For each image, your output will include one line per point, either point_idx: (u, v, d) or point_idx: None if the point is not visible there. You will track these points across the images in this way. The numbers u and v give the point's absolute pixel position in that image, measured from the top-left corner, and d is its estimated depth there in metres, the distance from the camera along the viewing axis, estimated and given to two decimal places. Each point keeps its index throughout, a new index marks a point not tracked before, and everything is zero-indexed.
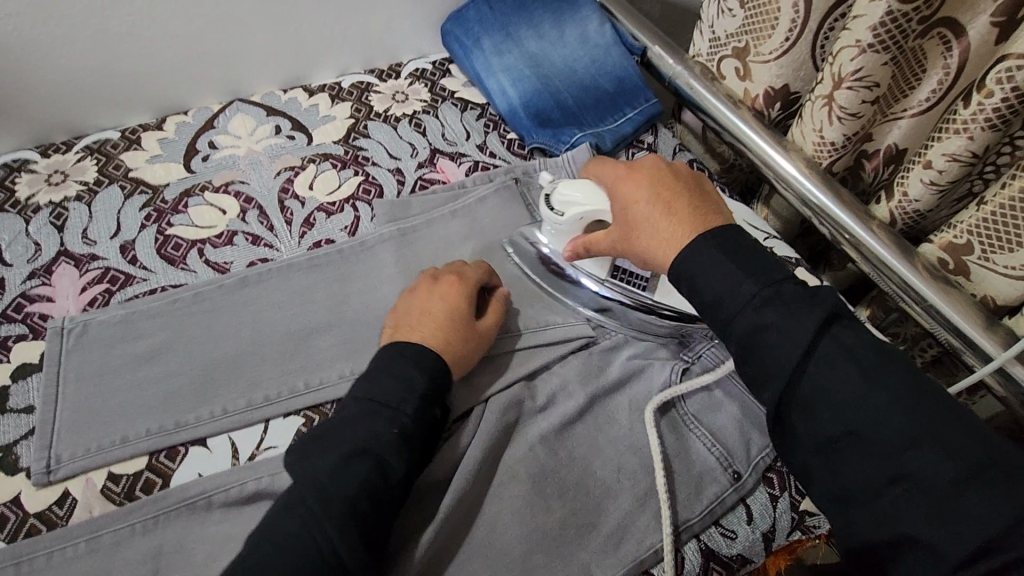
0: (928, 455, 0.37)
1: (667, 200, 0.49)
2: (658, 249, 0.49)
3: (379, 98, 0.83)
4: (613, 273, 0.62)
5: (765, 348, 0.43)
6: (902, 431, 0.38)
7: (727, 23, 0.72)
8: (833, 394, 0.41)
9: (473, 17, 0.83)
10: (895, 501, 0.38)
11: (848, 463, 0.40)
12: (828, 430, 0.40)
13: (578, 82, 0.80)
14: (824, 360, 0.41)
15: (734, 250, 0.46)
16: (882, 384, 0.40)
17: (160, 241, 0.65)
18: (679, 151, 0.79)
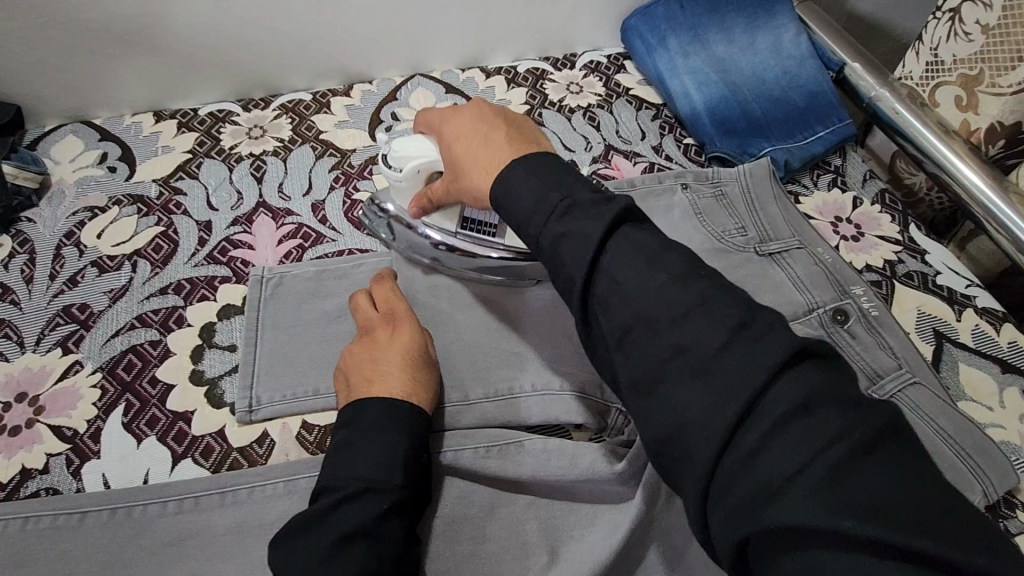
0: (727, 345, 0.33)
1: (481, 130, 0.48)
2: (484, 164, 0.46)
3: (553, 87, 0.83)
4: (463, 224, 0.58)
5: (628, 283, 0.37)
6: (696, 327, 0.34)
7: (957, 48, 0.67)
8: (664, 314, 0.36)
9: (661, 13, 0.81)
10: (699, 397, 0.33)
11: (672, 375, 0.34)
12: (657, 348, 0.35)
13: (767, 94, 0.76)
14: (620, 264, 0.37)
15: (550, 171, 0.43)
16: (676, 282, 0.36)
17: (347, 205, 0.67)
18: (870, 178, 0.74)
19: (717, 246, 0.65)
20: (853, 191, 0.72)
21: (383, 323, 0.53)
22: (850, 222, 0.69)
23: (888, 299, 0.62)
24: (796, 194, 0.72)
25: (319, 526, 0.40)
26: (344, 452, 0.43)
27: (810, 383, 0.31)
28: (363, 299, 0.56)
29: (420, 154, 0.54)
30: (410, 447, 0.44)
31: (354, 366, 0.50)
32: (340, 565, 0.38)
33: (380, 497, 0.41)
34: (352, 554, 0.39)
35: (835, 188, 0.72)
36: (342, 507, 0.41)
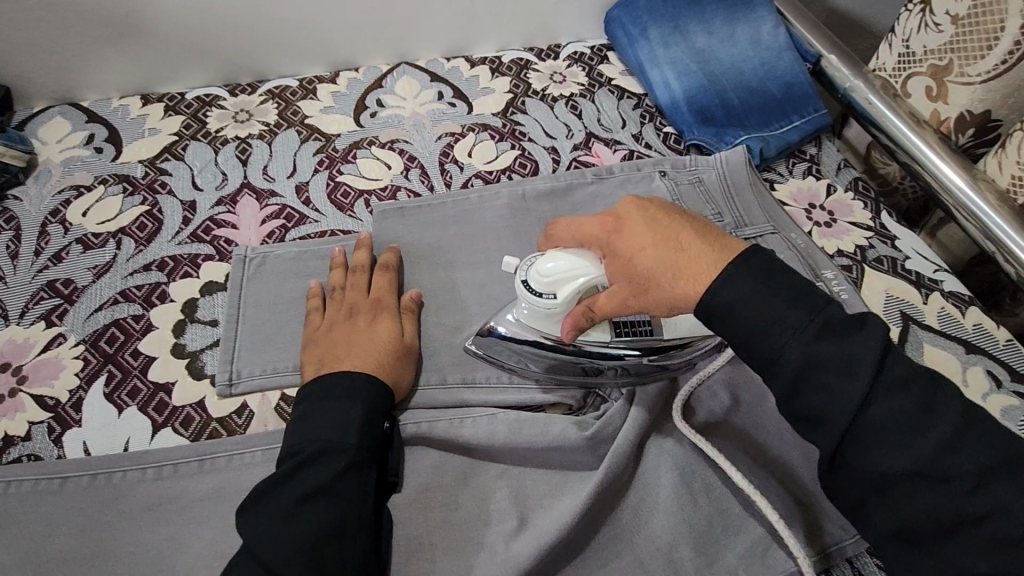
0: (999, 492, 0.34)
1: (671, 240, 0.42)
2: (693, 275, 0.40)
3: (537, 76, 0.84)
4: (617, 329, 0.54)
5: (823, 384, 0.37)
6: (971, 472, 0.34)
7: (928, 39, 0.68)
8: (898, 431, 0.35)
9: (643, 5, 0.82)
10: (972, 545, 0.34)
11: (915, 504, 0.35)
12: (893, 468, 0.35)
13: (744, 84, 0.78)
14: (887, 393, 0.36)
15: (776, 278, 0.39)
16: (942, 417, 0.35)
17: (330, 187, 0.68)
18: (844, 167, 0.75)
19: None
20: (827, 179, 0.74)
21: (364, 305, 0.55)
22: (824, 208, 0.71)
23: (858, 283, 0.64)
24: (772, 181, 0.74)
25: (284, 485, 0.41)
26: (311, 420, 0.45)
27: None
28: (346, 279, 0.57)
29: (576, 272, 0.47)
30: (367, 414, 0.46)
31: (332, 343, 0.51)
32: (305, 518, 0.40)
33: (343, 459, 0.43)
34: (317, 511, 0.40)
35: (809, 176, 0.74)
36: (305, 468, 0.42)
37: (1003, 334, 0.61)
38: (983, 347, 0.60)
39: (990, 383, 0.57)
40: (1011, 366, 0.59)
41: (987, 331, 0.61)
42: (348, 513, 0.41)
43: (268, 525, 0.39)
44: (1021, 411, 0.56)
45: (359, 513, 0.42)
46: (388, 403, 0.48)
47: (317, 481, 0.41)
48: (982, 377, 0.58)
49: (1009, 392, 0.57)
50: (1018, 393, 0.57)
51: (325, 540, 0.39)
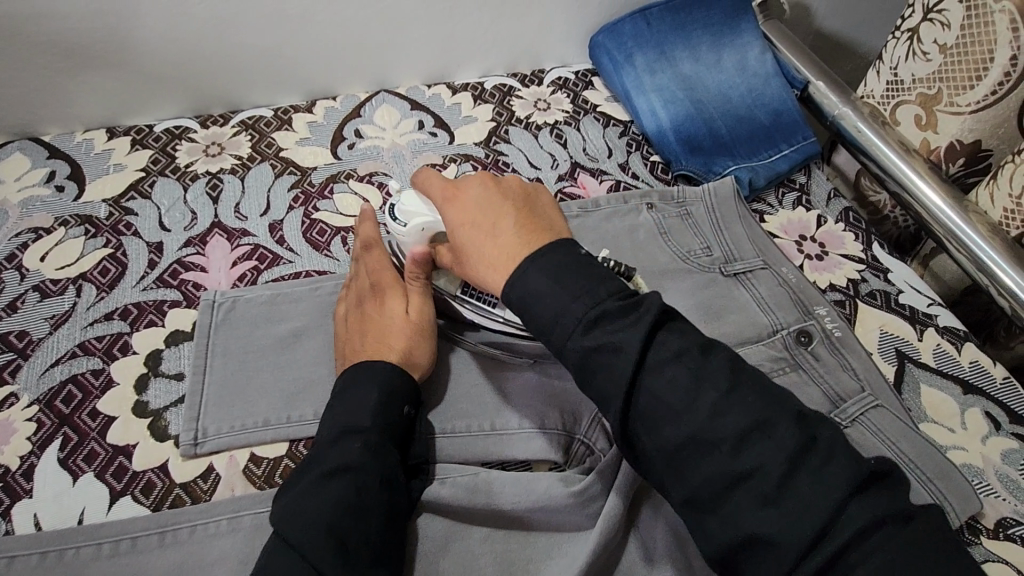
0: (759, 449, 0.34)
1: (488, 216, 0.43)
2: (499, 257, 0.42)
3: (521, 103, 0.82)
4: (462, 289, 0.55)
5: (604, 365, 0.38)
6: (754, 448, 0.35)
7: (916, 67, 0.67)
8: (670, 403, 0.36)
9: (628, 30, 0.81)
10: (743, 501, 0.34)
11: (694, 465, 0.36)
12: (677, 434, 0.36)
13: (732, 111, 0.77)
14: (701, 369, 0.37)
15: (577, 269, 0.40)
16: (734, 391, 0.36)
17: (305, 225, 0.66)
18: (834, 196, 0.74)
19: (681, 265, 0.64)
20: (817, 210, 0.72)
21: (380, 297, 0.55)
22: (815, 240, 0.69)
23: (851, 319, 0.62)
24: (761, 213, 0.72)
25: (305, 472, 0.43)
26: (333, 403, 0.47)
27: (871, 509, 0.32)
28: (355, 271, 0.57)
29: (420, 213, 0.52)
30: (383, 394, 0.47)
31: (358, 335, 0.52)
32: (327, 493, 0.40)
33: (369, 441, 0.44)
34: (339, 486, 0.41)
35: (799, 206, 0.72)
36: (332, 448, 0.43)
37: (1000, 371, 0.59)
38: (980, 386, 0.58)
39: (989, 425, 0.56)
40: (1009, 405, 0.57)
41: (984, 369, 0.59)
42: (372, 490, 0.42)
43: (290, 504, 0.40)
44: (1021, 455, 0.54)
45: (382, 495, 0.42)
46: (407, 382, 0.49)
47: (342, 460, 0.42)
48: (982, 420, 0.56)
49: (1009, 435, 0.55)
50: (1018, 435, 0.55)
51: (344, 518, 0.40)
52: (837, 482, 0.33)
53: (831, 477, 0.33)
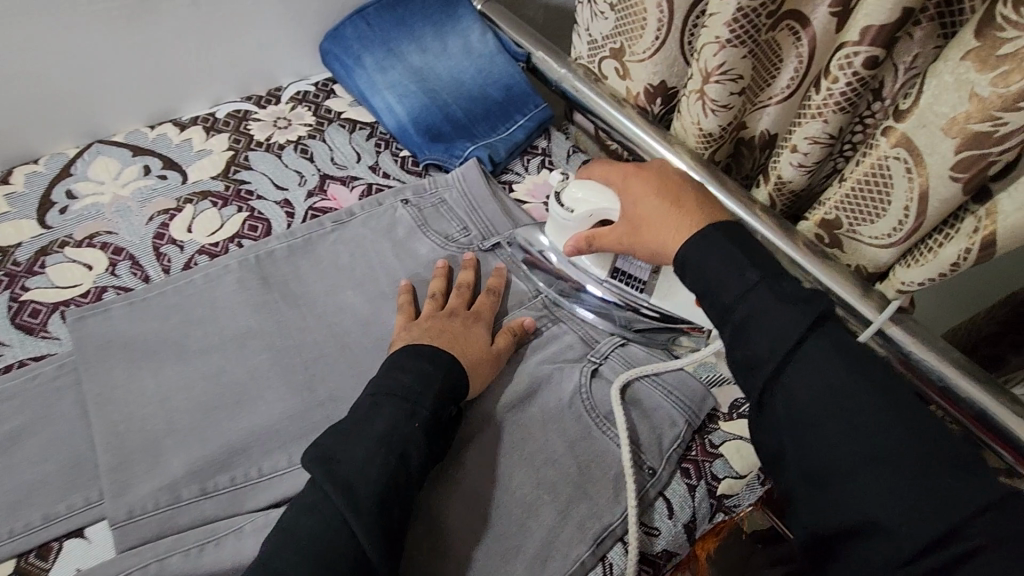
0: (890, 443, 0.39)
1: (667, 195, 0.53)
2: (670, 232, 0.51)
3: (259, 126, 0.79)
4: (613, 273, 0.62)
5: (760, 329, 0.44)
6: (900, 452, 0.39)
7: (601, 26, 0.74)
8: (814, 382, 0.42)
9: (351, 34, 0.81)
10: (870, 486, 0.39)
11: (817, 441, 0.41)
12: (806, 407, 0.42)
13: (466, 93, 0.80)
14: (871, 374, 0.42)
15: (741, 239, 0.48)
16: (886, 395, 0.41)
17: (14, 309, 0.58)
18: (573, 154, 0.80)
19: (440, 252, 0.67)
20: (559, 169, 0.78)
21: (465, 316, 0.59)
22: None
23: None
24: (510, 182, 0.77)
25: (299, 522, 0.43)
26: (401, 374, 0.50)
27: (1001, 527, 0.36)
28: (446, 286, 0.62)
29: (599, 196, 0.60)
30: (444, 382, 0.51)
31: (436, 333, 0.56)
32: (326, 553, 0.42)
33: (410, 430, 0.48)
34: (378, 466, 0.45)
35: (543, 170, 0.78)
36: (363, 440, 0.46)
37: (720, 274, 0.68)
38: None
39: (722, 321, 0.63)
40: None
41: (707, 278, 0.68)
42: (405, 472, 0.46)
43: (334, 469, 0.45)
44: None
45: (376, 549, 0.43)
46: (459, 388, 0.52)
47: (385, 438, 0.47)
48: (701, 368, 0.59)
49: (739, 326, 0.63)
50: None
51: (379, 500, 0.44)
52: (961, 500, 0.37)
53: (957, 492, 0.37)
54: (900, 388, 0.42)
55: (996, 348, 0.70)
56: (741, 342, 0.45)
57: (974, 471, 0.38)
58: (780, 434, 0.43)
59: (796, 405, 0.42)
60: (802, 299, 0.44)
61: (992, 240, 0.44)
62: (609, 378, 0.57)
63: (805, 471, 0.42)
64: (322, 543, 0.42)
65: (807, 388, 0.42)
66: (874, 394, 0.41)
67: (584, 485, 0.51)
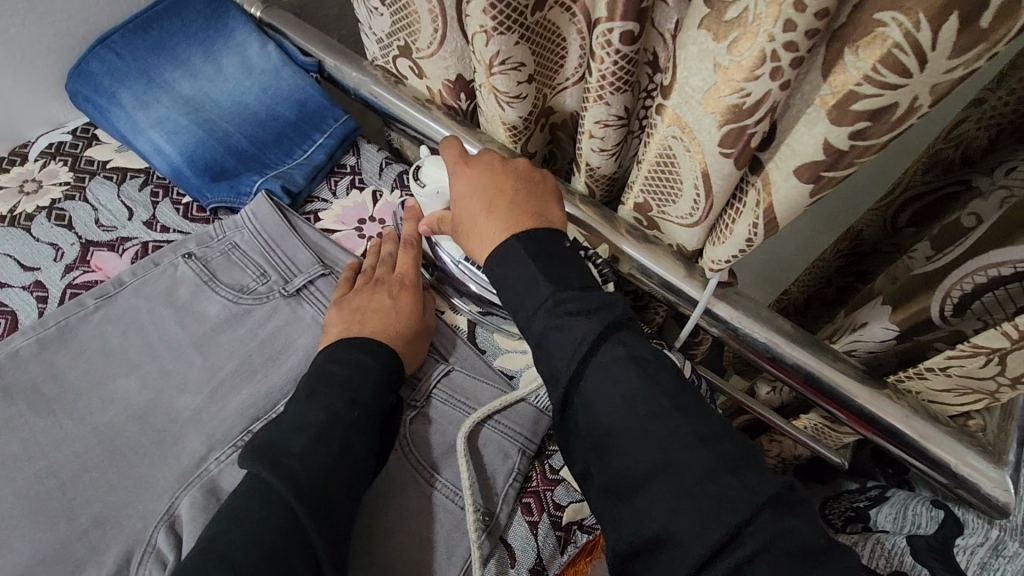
0: (679, 450, 0.39)
1: (479, 202, 0.50)
2: (483, 240, 0.49)
3: (1, 195, 0.66)
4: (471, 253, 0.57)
5: (553, 342, 0.44)
6: (684, 460, 0.39)
7: (381, 23, 0.66)
8: (605, 395, 0.42)
9: (97, 68, 0.68)
10: (656, 493, 0.38)
11: (614, 456, 0.41)
12: (602, 426, 0.42)
13: (252, 118, 0.70)
14: (664, 385, 0.42)
15: (543, 255, 0.47)
16: (676, 404, 0.41)
17: None
18: (387, 165, 0.72)
19: (232, 311, 0.58)
20: (372, 186, 0.70)
21: (390, 283, 0.57)
22: (375, 219, 0.68)
23: None
24: (317, 211, 0.68)
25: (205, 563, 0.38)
26: (339, 367, 0.48)
27: (773, 525, 0.36)
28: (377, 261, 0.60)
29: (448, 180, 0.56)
30: (383, 373, 0.50)
31: (368, 313, 0.54)
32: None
33: (352, 417, 0.46)
34: (328, 448, 0.44)
35: (353, 190, 0.70)
36: (305, 429, 0.44)
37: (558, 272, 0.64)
38: None
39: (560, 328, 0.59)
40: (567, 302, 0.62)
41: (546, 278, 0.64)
42: (337, 482, 0.43)
43: (279, 458, 0.42)
44: None
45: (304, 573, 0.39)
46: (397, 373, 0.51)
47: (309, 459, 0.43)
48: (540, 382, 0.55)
49: None
50: None
51: (324, 488, 0.42)
52: (740, 504, 0.36)
53: (737, 496, 0.37)
54: (694, 398, 0.42)
55: (846, 278, 0.70)
56: (542, 359, 0.44)
57: (756, 473, 0.38)
58: (586, 460, 0.43)
59: (592, 421, 0.42)
60: (596, 308, 0.44)
61: (772, 212, 0.42)
62: (433, 420, 0.52)
63: (607, 491, 0.41)
64: (264, 534, 0.39)
65: (601, 405, 0.42)
66: (662, 402, 0.41)
67: (411, 553, 0.46)
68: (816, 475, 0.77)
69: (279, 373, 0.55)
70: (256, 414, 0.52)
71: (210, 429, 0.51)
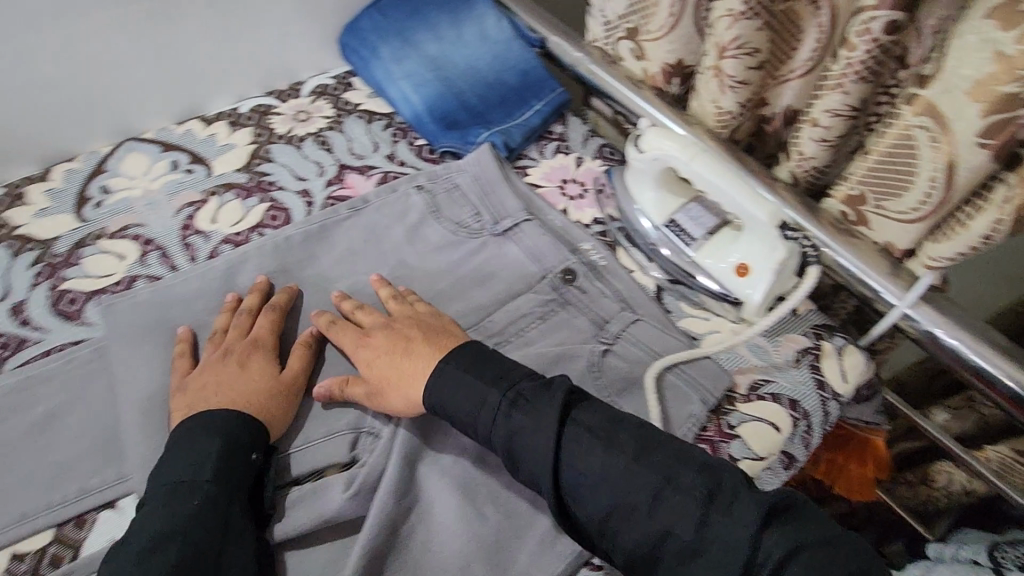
0: (674, 503, 0.42)
1: (399, 345, 0.55)
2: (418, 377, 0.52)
3: (281, 119, 0.81)
4: (669, 219, 0.63)
5: (523, 446, 0.46)
6: (701, 505, 0.42)
7: (615, 6, 0.72)
8: (576, 472, 0.45)
9: (367, 27, 0.83)
10: (668, 557, 0.42)
11: (621, 530, 0.43)
12: (594, 508, 0.44)
13: (482, 80, 0.80)
14: (622, 446, 0.45)
15: (480, 368, 0.50)
16: (642, 460, 0.44)
17: (54, 298, 0.61)
18: (590, 137, 0.79)
19: (450, 239, 0.67)
20: (576, 153, 0.77)
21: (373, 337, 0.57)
22: (576, 182, 0.74)
23: (612, 247, 0.67)
24: (526, 167, 0.76)
25: None
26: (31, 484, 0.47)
27: (796, 540, 0.40)
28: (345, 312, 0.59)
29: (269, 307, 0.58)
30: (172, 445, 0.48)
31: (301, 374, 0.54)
32: None
33: None
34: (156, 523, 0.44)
35: (559, 154, 0.77)
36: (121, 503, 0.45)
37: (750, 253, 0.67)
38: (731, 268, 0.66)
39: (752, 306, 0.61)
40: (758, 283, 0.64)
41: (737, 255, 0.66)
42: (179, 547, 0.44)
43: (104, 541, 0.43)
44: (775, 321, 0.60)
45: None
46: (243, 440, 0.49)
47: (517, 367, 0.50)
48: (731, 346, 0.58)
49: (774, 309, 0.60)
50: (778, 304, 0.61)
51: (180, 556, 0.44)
52: (748, 534, 0.40)
53: (739, 528, 0.40)
54: (658, 451, 0.45)
55: None
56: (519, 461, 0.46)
57: (744, 496, 0.42)
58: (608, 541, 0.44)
59: (579, 501, 0.45)
60: (525, 402, 0.47)
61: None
62: (620, 359, 0.57)
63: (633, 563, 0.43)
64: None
65: (574, 480, 0.45)
66: (619, 468, 0.44)
67: None
68: (981, 519, 0.71)
69: (484, 294, 0.63)
70: (466, 324, 0.60)
71: None
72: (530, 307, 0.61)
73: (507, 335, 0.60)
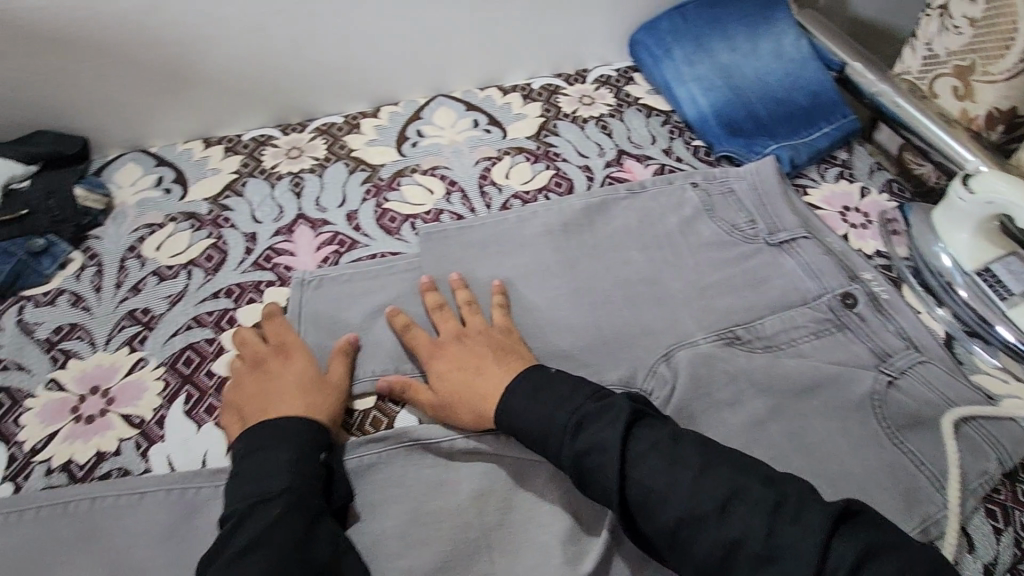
0: (735, 517, 0.41)
1: (472, 363, 0.54)
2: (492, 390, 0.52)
3: (567, 100, 0.88)
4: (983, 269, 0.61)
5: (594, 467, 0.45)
6: (713, 527, 0.41)
7: (950, 41, 0.70)
8: (645, 485, 0.44)
9: (666, 27, 0.86)
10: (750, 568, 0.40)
11: (690, 542, 0.42)
12: (655, 515, 0.43)
13: (772, 94, 0.81)
14: (652, 453, 0.45)
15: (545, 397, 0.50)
16: (684, 469, 0.44)
17: (379, 213, 0.73)
18: (876, 170, 0.77)
19: (726, 237, 0.68)
20: (860, 182, 0.75)
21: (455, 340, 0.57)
22: (860, 211, 0.72)
23: (897, 282, 0.65)
24: (804, 186, 0.75)
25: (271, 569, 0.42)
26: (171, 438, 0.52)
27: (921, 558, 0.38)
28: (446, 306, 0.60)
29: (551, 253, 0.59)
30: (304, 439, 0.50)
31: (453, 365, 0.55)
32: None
33: None
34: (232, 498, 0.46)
35: (842, 180, 0.76)
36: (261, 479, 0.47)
37: None
38: None
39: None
40: None
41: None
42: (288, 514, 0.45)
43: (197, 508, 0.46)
44: None
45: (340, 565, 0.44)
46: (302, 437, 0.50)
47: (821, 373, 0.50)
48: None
49: None
50: None
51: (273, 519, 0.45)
52: (829, 543, 0.38)
53: (840, 537, 0.39)
54: (717, 461, 0.44)
55: None
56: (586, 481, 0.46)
57: (808, 509, 0.40)
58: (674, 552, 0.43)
59: (642, 508, 0.44)
60: (604, 414, 0.47)
61: None
62: (907, 394, 0.54)
63: None
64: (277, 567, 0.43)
65: (638, 490, 0.44)
66: (683, 477, 0.43)
67: (867, 490, 0.50)
68: None
69: (760, 297, 0.63)
70: (739, 321, 0.61)
71: (701, 317, 0.61)
72: (805, 320, 0.61)
73: (781, 342, 0.59)
